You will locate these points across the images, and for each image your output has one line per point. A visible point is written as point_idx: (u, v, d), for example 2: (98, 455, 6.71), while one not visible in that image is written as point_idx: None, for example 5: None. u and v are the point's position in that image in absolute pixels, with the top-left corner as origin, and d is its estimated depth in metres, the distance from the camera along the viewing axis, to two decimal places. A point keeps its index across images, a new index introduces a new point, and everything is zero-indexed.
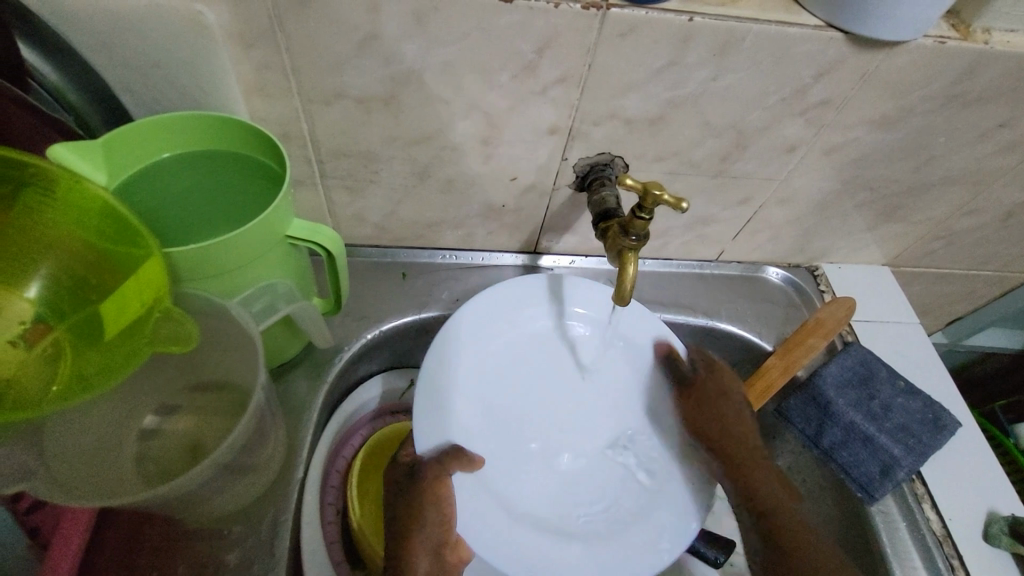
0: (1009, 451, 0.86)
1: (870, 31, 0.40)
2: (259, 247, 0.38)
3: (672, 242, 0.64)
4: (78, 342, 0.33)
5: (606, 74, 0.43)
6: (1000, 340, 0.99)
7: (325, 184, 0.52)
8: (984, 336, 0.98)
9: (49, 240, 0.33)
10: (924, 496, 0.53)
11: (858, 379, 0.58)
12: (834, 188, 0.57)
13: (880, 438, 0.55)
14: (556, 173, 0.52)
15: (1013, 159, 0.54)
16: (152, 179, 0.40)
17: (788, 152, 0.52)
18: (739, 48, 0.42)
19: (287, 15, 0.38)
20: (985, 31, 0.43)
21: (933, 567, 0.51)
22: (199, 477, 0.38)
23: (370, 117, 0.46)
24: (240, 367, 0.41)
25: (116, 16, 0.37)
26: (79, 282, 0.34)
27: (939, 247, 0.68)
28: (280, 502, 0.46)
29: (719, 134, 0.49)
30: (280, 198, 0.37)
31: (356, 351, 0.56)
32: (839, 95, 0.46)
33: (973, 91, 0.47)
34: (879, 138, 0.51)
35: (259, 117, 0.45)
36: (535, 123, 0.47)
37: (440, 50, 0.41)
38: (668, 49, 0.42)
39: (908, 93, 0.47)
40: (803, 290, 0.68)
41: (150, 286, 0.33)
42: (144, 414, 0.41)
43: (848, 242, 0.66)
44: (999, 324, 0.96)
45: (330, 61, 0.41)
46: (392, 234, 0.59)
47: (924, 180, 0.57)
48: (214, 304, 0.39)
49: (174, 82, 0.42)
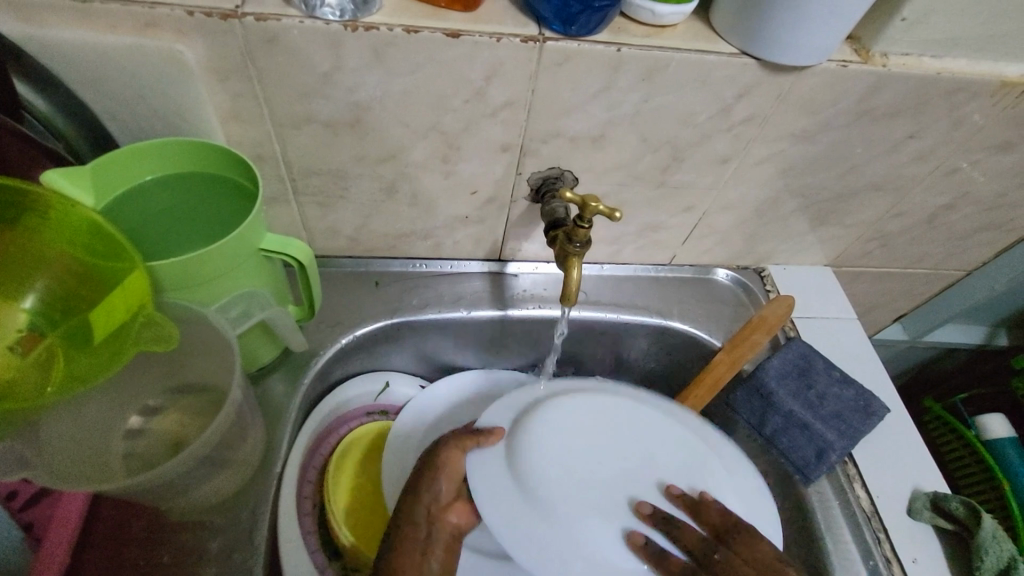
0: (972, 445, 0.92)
1: (776, 56, 0.46)
2: (232, 259, 0.42)
3: (627, 248, 0.69)
4: (69, 348, 0.37)
5: (549, 98, 0.48)
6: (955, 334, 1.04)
7: (299, 200, 0.56)
8: (942, 332, 1.04)
9: (42, 257, 0.37)
10: (854, 476, 0.58)
11: (798, 371, 0.63)
12: (769, 195, 0.62)
13: (817, 425, 0.60)
14: (512, 186, 0.57)
15: (927, 166, 0.60)
16: (136, 199, 0.44)
17: (722, 164, 0.57)
18: (665, 73, 0.47)
19: (257, 51, 0.43)
20: (883, 54, 0.49)
21: (862, 540, 0.55)
22: (180, 468, 0.42)
23: (337, 139, 0.50)
24: (219, 369, 0.46)
25: (102, 55, 0.42)
26: (69, 293, 0.37)
27: (875, 248, 0.74)
28: (258, 495, 0.50)
29: (657, 150, 0.54)
30: (252, 215, 0.42)
31: (331, 355, 0.60)
32: (759, 113, 0.52)
33: (879, 107, 0.52)
34: (802, 150, 0.56)
35: (235, 141, 0.49)
36: (489, 142, 0.52)
37: (397, 79, 0.46)
38: (602, 75, 0.47)
39: (821, 110, 0.52)
40: (751, 290, 0.73)
41: (134, 294, 0.36)
42: (129, 415, 0.45)
43: (790, 244, 0.71)
44: (954, 319, 1.02)
45: (298, 90, 0.46)
46: (365, 245, 0.63)
47: (850, 187, 0.62)
48: (194, 312, 0.43)
49: (156, 112, 0.46)
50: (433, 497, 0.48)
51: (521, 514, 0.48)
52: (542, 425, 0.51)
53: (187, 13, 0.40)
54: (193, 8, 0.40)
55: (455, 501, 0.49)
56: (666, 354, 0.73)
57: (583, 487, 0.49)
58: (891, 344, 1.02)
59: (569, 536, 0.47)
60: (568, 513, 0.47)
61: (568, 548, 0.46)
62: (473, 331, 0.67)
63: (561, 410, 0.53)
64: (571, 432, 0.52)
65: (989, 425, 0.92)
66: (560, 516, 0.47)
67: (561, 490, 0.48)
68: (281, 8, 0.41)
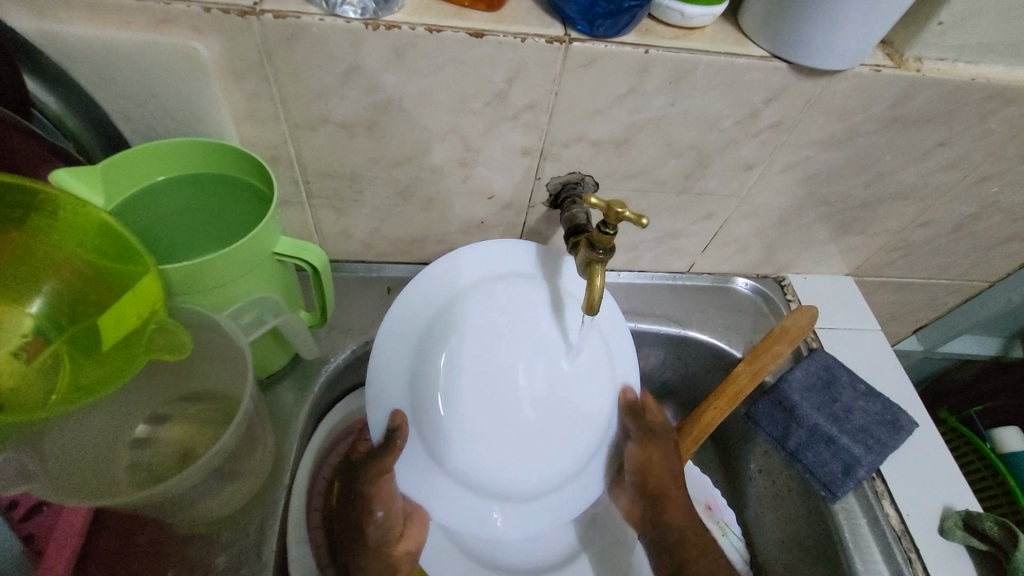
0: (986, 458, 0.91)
1: (807, 60, 0.44)
2: (249, 263, 0.40)
3: (645, 255, 0.67)
4: (78, 355, 0.35)
5: (571, 102, 0.47)
6: (973, 347, 1.03)
7: (313, 204, 0.55)
8: (957, 343, 1.03)
9: (49, 260, 0.35)
10: (883, 493, 0.56)
11: (822, 384, 0.62)
12: (794, 203, 0.61)
13: (842, 438, 0.58)
14: (531, 191, 0.55)
15: (955, 174, 0.58)
16: (148, 202, 0.43)
17: (746, 170, 0.55)
18: (693, 76, 0.46)
19: (274, 50, 0.41)
20: (917, 59, 0.47)
21: (892, 560, 0.53)
22: (188, 481, 0.40)
23: (354, 141, 0.49)
24: (231, 378, 0.44)
25: (117, 52, 0.40)
26: (77, 298, 0.36)
27: (897, 258, 0.72)
28: (268, 509, 0.48)
29: (681, 155, 0.53)
30: (269, 218, 0.40)
31: (342, 363, 0.59)
32: (788, 118, 0.50)
33: (911, 113, 0.50)
34: (829, 157, 0.55)
35: (249, 142, 0.48)
36: (509, 146, 0.51)
37: (416, 81, 0.45)
38: (628, 78, 0.45)
39: (852, 116, 0.50)
40: (771, 299, 0.72)
41: (146, 299, 0.35)
42: (136, 423, 0.43)
43: (812, 253, 0.69)
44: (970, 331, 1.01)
45: (315, 91, 0.44)
46: (378, 250, 0.62)
47: (876, 194, 0.60)
48: (206, 317, 0.41)
49: (170, 112, 0.45)
50: (377, 526, 0.48)
51: (430, 470, 0.49)
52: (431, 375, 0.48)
53: (203, 9, 0.39)
54: (210, 4, 0.39)
55: (404, 528, 0.49)
56: (682, 364, 0.72)
57: (487, 435, 0.49)
58: (908, 357, 1.00)
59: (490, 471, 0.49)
60: (474, 446, 0.49)
61: (484, 480, 0.49)
62: None
63: (471, 345, 0.49)
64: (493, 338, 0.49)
65: (1002, 437, 0.93)
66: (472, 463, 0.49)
67: (469, 441, 0.49)
68: (300, 6, 0.40)
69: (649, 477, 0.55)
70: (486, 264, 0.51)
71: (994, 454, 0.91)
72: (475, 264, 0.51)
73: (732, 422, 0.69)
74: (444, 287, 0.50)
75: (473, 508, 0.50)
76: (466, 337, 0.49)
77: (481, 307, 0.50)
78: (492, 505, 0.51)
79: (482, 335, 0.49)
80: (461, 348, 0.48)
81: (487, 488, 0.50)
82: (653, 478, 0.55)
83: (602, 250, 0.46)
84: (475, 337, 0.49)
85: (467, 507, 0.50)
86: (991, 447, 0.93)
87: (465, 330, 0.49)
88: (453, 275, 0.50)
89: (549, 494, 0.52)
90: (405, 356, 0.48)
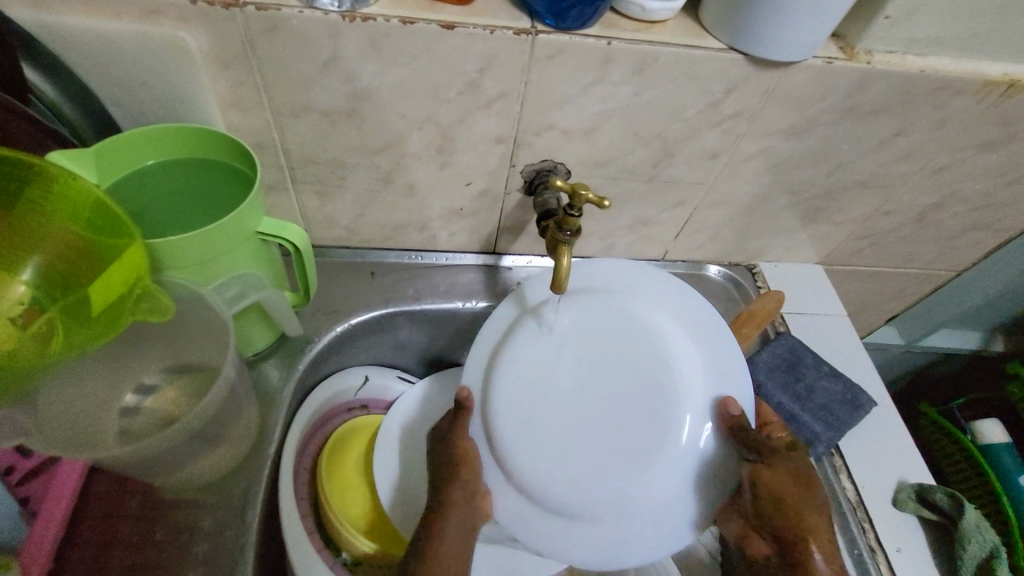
0: (967, 451, 0.93)
1: (761, 52, 0.47)
2: (231, 240, 0.43)
3: (619, 242, 0.70)
4: (67, 320, 0.38)
5: (541, 92, 0.50)
6: (952, 340, 1.05)
7: (298, 189, 0.57)
8: (936, 337, 1.05)
9: (43, 233, 0.38)
10: (841, 467, 0.59)
11: (786, 364, 0.64)
12: (760, 191, 0.63)
13: (804, 416, 0.61)
14: (507, 178, 0.58)
15: (913, 164, 0.61)
16: (137, 183, 0.45)
17: (712, 159, 0.58)
18: (654, 67, 0.48)
19: (258, 40, 0.44)
20: (868, 52, 0.50)
21: (847, 529, 0.56)
22: (170, 441, 0.43)
23: (336, 128, 0.51)
24: (214, 350, 0.47)
25: (109, 43, 0.43)
26: (67, 269, 0.38)
27: (864, 247, 0.75)
28: (251, 477, 0.51)
29: (648, 144, 0.56)
30: (251, 198, 0.43)
31: (327, 343, 0.62)
32: (748, 108, 0.53)
33: (865, 104, 0.53)
34: (790, 146, 0.58)
35: (235, 128, 0.51)
36: (483, 134, 0.53)
37: (393, 70, 0.47)
38: (593, 69, 0.48)
39: (809, 107, 0.53)
40: (742, 286, 0.74)
41: (130, 268, 0.37)
42: (124, 394, 0.45)
43: (781, 241, 0.72)
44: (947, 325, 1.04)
45: (298, 80, 0.47)
46: (362, 236, 0.64)
47: (839, 183, 0.63)
48: (191, 291, 0.44)
49: (159, 99, 0.47)
50: (460, 492, 0.48)
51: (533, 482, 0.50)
52: (511, 388, 0.52)
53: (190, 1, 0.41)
54: None
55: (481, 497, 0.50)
56: None
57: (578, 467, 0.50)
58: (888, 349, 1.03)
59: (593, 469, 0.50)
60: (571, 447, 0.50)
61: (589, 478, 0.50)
62: (465, 323, 0.68)
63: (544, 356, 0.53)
64: (542, 380, 0.52)
65: (983, 429, 0.95)
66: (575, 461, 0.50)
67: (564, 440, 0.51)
68: None
69: (770, 500, 0.46)
70: (509, 320, 0.55)
71: (975, 446, 0.94)
72: (498, 330, 0.54)
73: None
74: (480, 357, 0.54)
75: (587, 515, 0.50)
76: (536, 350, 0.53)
77: (518, 360, 0.53)
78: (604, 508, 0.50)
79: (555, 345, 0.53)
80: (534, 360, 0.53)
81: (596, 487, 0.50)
82: (784, 504, 0.46)
83: (569, 232, 0.48)
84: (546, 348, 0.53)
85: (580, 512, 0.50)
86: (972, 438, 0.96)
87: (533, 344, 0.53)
88: (479, 345, 0.54)
89: (661, 488, 0.50)
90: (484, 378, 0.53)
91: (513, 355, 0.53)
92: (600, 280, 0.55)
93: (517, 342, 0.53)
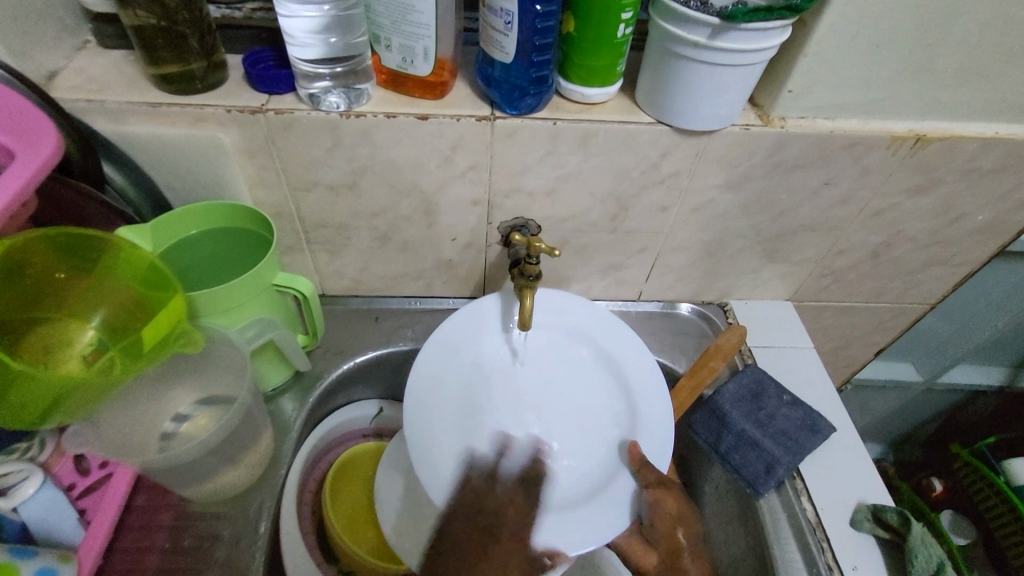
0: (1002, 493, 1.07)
1: (684, 124, 0.56)
2: (251, 291, 0.54)
3: (596, 286, 0.78)
4: (123, 357, 0.48)
5: (504, 163, 0.60)
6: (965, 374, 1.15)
7: (312, 249, 0.69)
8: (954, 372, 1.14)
9: (109, 292, 0.49)
10: (801, 489, 0.63)
11: (750, 394, 0.69)
12: (713, 238, 0.71)
13: (765, 442, 0.65)
14: (485, 233, 0.68)
15: (851, 209, 0.68)
16: (182, 250, 0.58)
17: (663, 211, 0.67)
18: (596, 139, 0.58)
19: (277, 135, 0.56)
20: (781, 118, 0.58)
21: (805, 548, 0.60)
22: (195, 453, 0.52)
23: (340, 199, 0.63)
24: (233, 381, 0.56)
25: (166, 143, 0.56)
26: (127, 320, 0.49)
27: (828, 283, 0.80)
28: (264, 493, 0.60)
29: (604, 201, 0.65)
30: (267, 258, 0.54)
31: (335, 379, 0.71)
32: (684, 168, 0.62)
33: (789, 160, 0.61)
34: (732, 198, 0.66)
35: (260, 203, 0.63)
36: (461, 198, 0.64)
37: (382, 153, 0.59)
38: (545, 143, 0.58)
39: (739, 165, 0.62)
40: (713, 322, 0.80)
41: (173, 313, 0.48)
42: (164, 422, 0.56)
43: (747, 280, 0.79)
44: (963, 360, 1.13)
45: (308, 162, 0.59)
46: (368, 285, 0.75)
47: (786, 227, 0.70)
48: (221, 333, 0.54)
49: (202, 182, 0.60)
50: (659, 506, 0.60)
51: (563, 317, 0.68)
52: (598, 420, 0.66)
53: (225, 110, 0.54)
54: (230, 107, 0.54)
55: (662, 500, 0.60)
56: None
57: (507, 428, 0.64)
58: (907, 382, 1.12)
59: (465, 433, 0.62)
60: (488, 412, 0.64)
61: (458, 427, 0.62)
62: None
63: (638, 375, 0.66)
64: (590, 416, 0.66)
65: (1015, 469, 1.10)
66: (497, 349, 0.66)
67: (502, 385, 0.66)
68: (295, 104, 0.55)
69: (661, 526, 0.61)
70: (655, 402, 0.65)
71: (1008, 488, 1.08)
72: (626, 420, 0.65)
73: (678, 435, 0.77)
74: (656, 403, 0.64)
75: (434, 377, 0.63)
76: (572, 456, 0.64)
77: (615, 386, 0.66)
78: (430, 434, 0.60)
79: (614, 383, 0.66)
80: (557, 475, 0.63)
81: (449, 402, 0.62)
82: (667, 526, 0.61)
83: (532, 276, 0.58)
84: (575, 442, 0.65)
85: (463, 333, 0.65)
86: (1005, 479, 1.10)
87: (575, 465, 0.64)
88: (652, 394, 0.65)
89: (480, 376, 0.65)
90: (591, 414, 0.66)
91: (597, 397, 0.66)
92: (622, 357, 0.67)
93: (595, 481, 0.63)
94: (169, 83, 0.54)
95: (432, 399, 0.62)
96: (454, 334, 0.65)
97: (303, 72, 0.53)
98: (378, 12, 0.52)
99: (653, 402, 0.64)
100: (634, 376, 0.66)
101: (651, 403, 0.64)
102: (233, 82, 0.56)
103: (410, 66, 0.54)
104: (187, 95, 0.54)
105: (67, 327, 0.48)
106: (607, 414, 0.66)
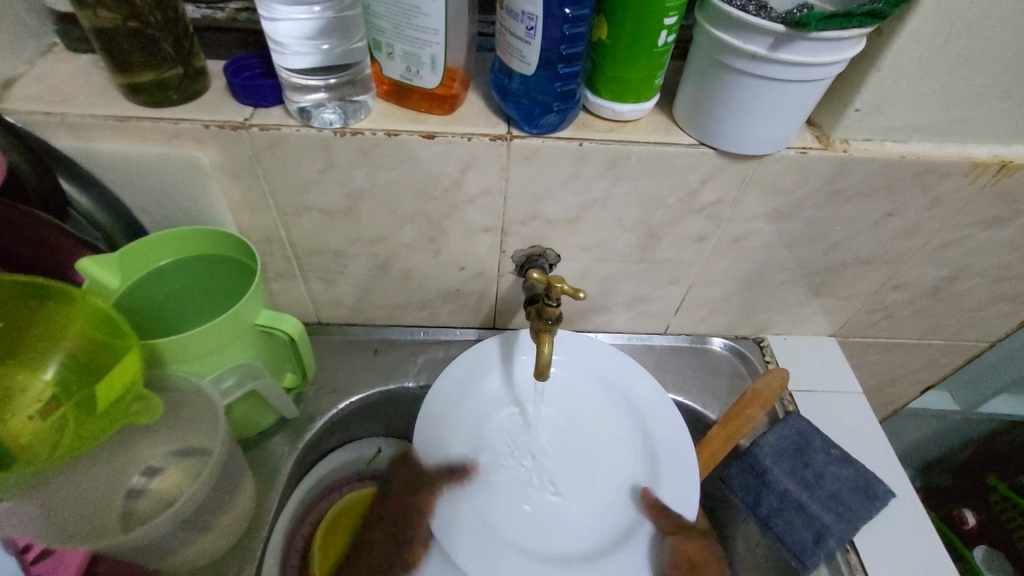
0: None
1: (734, 148, 0.48)
2: (228, 334, 0.47)
3: (619, 319, 0.70)
4: (79, 415, 0.41)
5: (522, 189, 0.53)
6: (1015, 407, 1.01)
7: (306, 276, 0.62)
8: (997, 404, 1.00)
9: (62, 335, 0.42)
10: (857, 566, 0.55)
11: (794, 448, 0.61)
12: (755, 270, 0.63)
13: (813, 506, 0.58)
14: (498, 262, 0.61)
15: (913, 242, 0.60)
16: (154, 282, 0.51)
17: (700, 241, 0.59)
18: (628, 162, 0.51)
19: (263, 154, 0.49)
20: (844, 140, 0.51)
21: None
22: (161, 528, 0.45)
23: (335, 224, 0.56)
24: (205, 434, 0.50)
25: (138, 162, 0.50)
26: (84, 367, 0.43)
27: (879, 318, 0.72)
28: (244, 558, 0.53)
29: (633, 229, 0.57)
30: (248, 296, 0.47)
31: (329, 421, 0.64)
32: (728, 195, 0.54)
33: (849, 188, 0.53)
34: (779, 227, 0.57)
35: (246, 227, 0.56)
36: (471, 224, 0.56)
37: (382, 174, 0.51)
38: (569, 166, 0.51)
39: (790, 193, 0.54)
40: (749, 361, 0.72)
41: (127, 371, 0.41)
42: (132, 475, 0.49)
43: (788, 315, 0.70)
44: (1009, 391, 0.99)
45: (299, 184, 0.52)
46: (367, 314, 0.68)
47: (838, 260, 0.62)
48: (192, 383, 0.48)
49: (179, 206, 0.53)
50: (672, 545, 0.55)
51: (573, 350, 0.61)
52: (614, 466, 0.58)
53: (203, 126, 0.47)
54: (209, 122, 0.47)
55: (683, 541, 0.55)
56: None
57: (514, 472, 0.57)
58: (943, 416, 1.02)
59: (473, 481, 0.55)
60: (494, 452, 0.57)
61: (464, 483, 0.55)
62: None
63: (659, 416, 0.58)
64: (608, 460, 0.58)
65: None
66: (503, 387, 0.60)
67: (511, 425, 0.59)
68: (282, 119, 0.48)
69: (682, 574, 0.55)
70: (677, 441, 0.57)
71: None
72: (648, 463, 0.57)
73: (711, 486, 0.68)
74: (676, 441, 0.57)
75: (430, 420, 0.56)
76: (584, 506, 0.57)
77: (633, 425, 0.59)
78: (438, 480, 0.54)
79: (635, 421, 0.59)
80: (578, 532, 0.55)
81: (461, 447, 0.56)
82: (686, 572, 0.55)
83: (551, 321, 0.51)
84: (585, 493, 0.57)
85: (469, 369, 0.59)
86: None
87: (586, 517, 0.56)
88: (671, 433, 0.58)
89: (484, 416, 0.58)
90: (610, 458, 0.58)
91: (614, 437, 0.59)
92: (639, 392, 0.60)
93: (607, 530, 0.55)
94: (138, 94, 0.47)
95: (464, 415, 0.57)
96: (458, 370, 0.59)
97: (292, 84, 0.46)
98: (378, 14, 0.44)
99: (673, 441, 0.57)
100: (654, 414, 0.59)
101: (670, 443, 0.57)
102: (216, 93, 0.49)
103: (416, 77, 0.46)
104: (160, 107, 0.47)
105: (13, 377, 0.41)
106: (627, 458, 0.58)
